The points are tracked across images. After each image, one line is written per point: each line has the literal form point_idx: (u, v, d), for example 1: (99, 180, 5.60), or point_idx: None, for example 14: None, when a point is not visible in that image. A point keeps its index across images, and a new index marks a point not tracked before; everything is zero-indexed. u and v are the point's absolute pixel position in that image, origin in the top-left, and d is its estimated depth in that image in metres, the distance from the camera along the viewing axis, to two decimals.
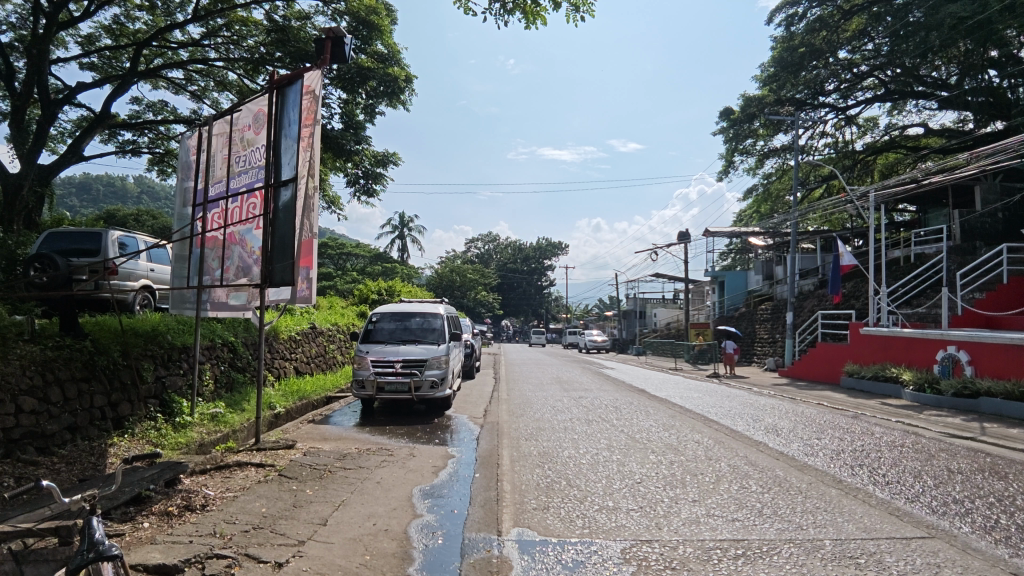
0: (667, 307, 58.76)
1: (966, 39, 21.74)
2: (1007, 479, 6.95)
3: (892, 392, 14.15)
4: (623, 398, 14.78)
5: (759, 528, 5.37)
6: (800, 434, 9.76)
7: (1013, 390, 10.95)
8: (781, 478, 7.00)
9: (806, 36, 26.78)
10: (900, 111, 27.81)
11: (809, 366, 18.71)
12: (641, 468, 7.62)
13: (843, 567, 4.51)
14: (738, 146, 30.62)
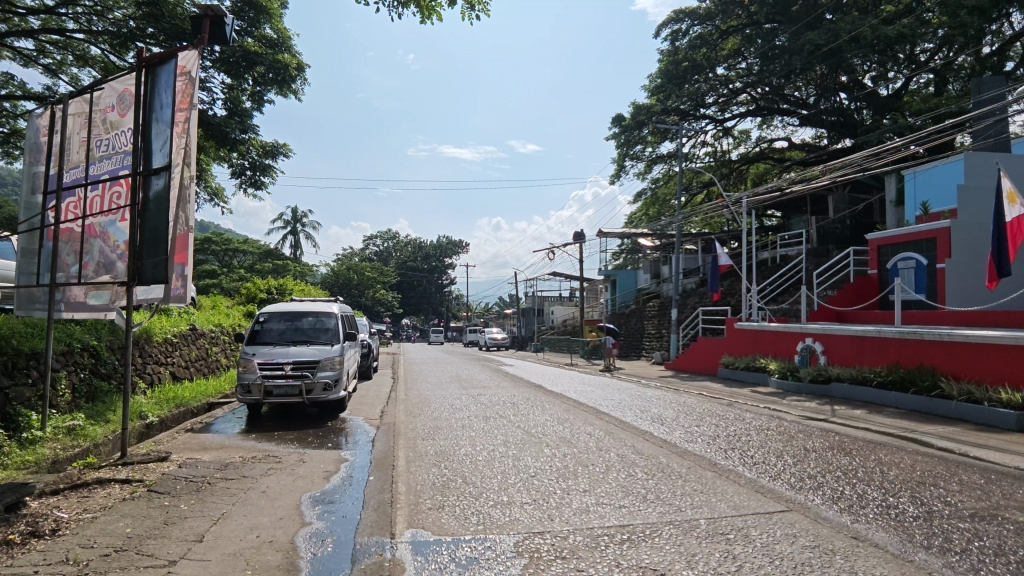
0: (564, 305, 60.65)
1: (822, 65, 24.45)
2: (851, 454, 7.90)
3: (761, 381, 15.55)
4: (520, 394, 15.05)
5: (644, 512, 5.69)
6: (681, 423, 10.46)
7: (857, 375, 12.44)
8: (664, 464, 7.48)
9: (689, 52, 28.82)
10: (768, 125, 30.69)
11: (691, 359, 20.12)
12: (535, 462, 7.80)
13: (716, 542, 4.89)
14: (629, 151, 32.24)
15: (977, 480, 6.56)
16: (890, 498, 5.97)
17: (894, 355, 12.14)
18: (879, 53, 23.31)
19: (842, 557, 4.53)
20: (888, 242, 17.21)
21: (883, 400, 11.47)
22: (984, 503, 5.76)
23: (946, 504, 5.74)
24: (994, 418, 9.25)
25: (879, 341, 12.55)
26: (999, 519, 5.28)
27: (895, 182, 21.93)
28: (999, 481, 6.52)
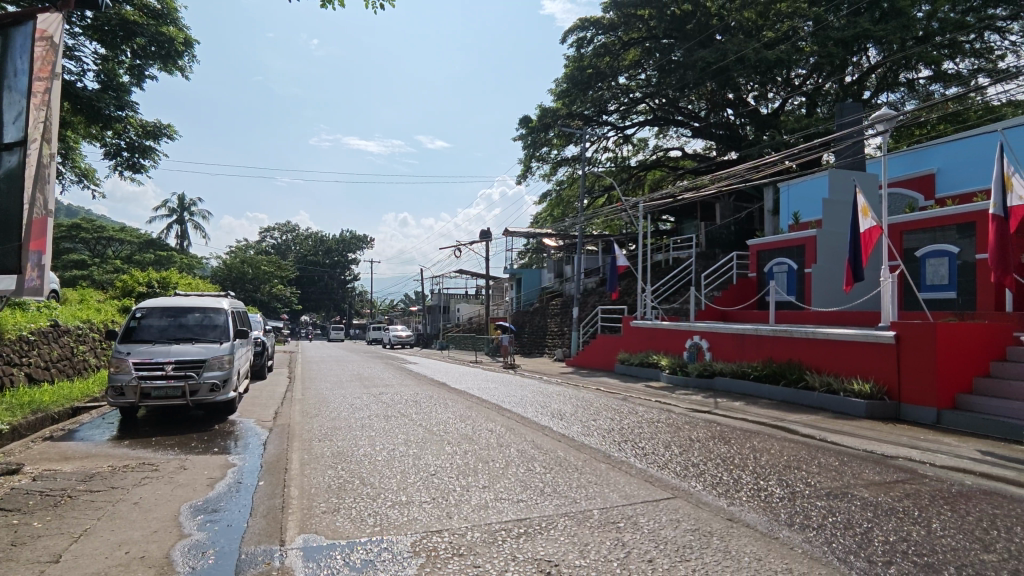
0: (470, 303, 60.70)
1: (712, 81, 26.27)
2: (729, 443, 8.56)
3: (654, 376, 16.49)
4: (423, 392, 14.89)
5: (540, 505, 5.83)
6: (579, 417, 10.83)
7: (737, 369, 13.51)
8: (562, 458, 7.71)
9: (594, 59, 29.89)
10: (664, 135, 32.51)
11: (591, 356, 20.91)
12: (435, 460, 7.75)
13: (606, 531, 5.12)
14: (536, 153, 32.93)
15: (833, 462, 7.35)
16: (761, 481, 6.54)
17: (768, 350, 13.30)
18: (761, 75, 25.47)
19: (720, 537, 4.90)
20: (766, 247, 18.79)
21: (759, 392, 12.54)
22: (838, 482, 6.47)
23: (807, 484, 6.39)
24: (849, 407, 10.41)
25: (756, 337, 13.69)
26: (849, 496, 5.96)
27: (772, 193, 24.05)
28: (850, 462, 7.35)
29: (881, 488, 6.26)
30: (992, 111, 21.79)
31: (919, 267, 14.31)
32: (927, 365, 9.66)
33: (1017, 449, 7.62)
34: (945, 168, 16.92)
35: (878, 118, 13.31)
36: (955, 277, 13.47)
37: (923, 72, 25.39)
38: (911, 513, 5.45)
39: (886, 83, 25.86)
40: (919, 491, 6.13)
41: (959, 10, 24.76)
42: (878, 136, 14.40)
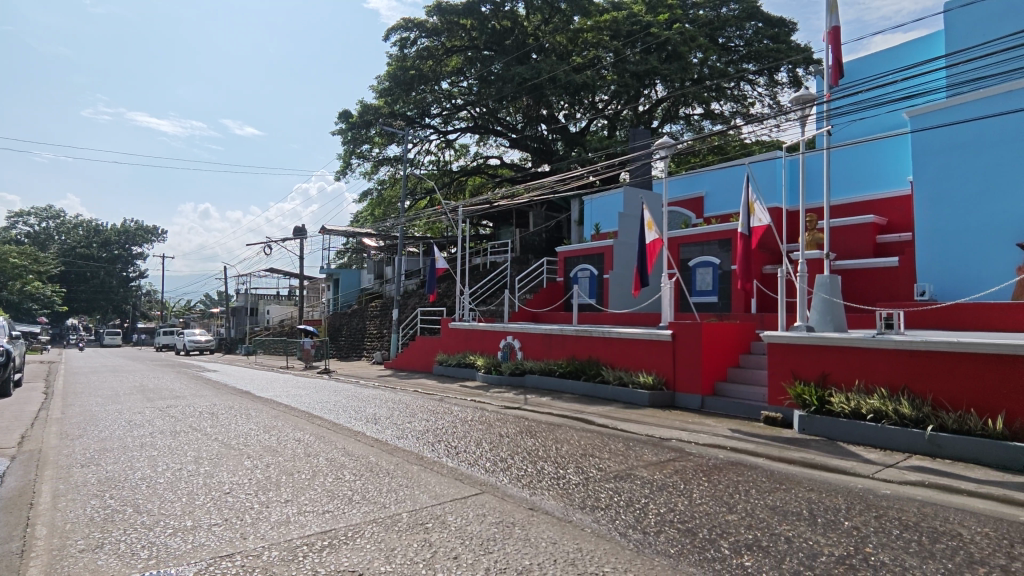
0: (281, 304, 56.33)
1: (528, 96, 27.98)
2: (536, 436, 9.15)
3: (471, 376, 16.97)
4: (222, 402, 13.45)
5: (347, 514, 5.63)
6: (394, 420, 10.68)
7: (545, 367, 14.48)
8: (373, 463, 7.55)
9: (416, 61, 29.84)
10: (484, 143, 33.68)
11: (410, 358, 20.81)
12: (231, 476, 7.05)
13: (415, 533, 5.12)
14: (356, 149, 31.95)
15: (620, 447, 8.26)
16: (560, 470, 7.09)
17: (571, 348, 14.46)
18: (570, 96, 27.72)
19: (522, 527, 5.21)
20: (572, 254, 20.48)
21: (564, 387, 13.60)
22: (624, 465, 7.29)
23: (598, 469, 7.09)
24: (636, 397, 11.78)
25: (561, 337, 14.82)
26: (631, 476, 6.74)
27: (578, 205, 26.45)
28: (634, 446, 8.32)
29: (657, 467, 7.19)
30: (745, 147, 26.41)
31: (691, 275, 16.75)
32: (695, 357, 11.35)
33: (757, 426, 9.29)
34: (711, 192, 20.06)
35: (661, 146, 15.28)
36: (717, 284, 16.04)
37: (697, 109, 29.83)
38: (678, 486, 6.35)
39: (669, 115, 29.86)
40: (686, 467, 7.17)
41: (723, 61, 29.61)
42: (661, 161, 16.53)
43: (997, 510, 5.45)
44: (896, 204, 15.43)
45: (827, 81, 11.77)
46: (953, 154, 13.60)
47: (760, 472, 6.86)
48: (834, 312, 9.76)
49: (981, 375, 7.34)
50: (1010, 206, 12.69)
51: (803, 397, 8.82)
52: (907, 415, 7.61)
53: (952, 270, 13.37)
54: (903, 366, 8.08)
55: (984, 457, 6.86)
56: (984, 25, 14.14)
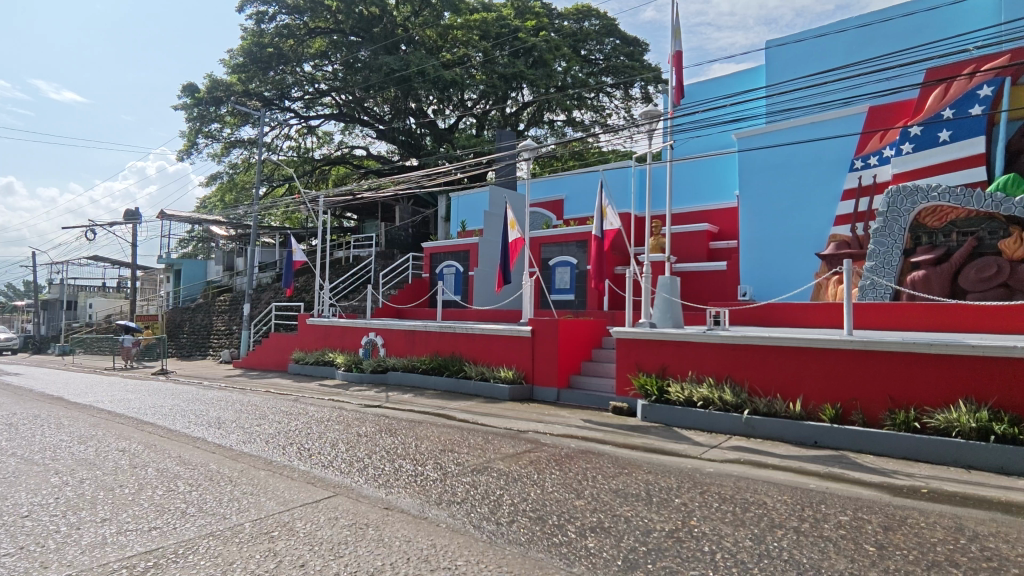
0: (109, 298, 49.54)
1: (396, 88, 27.40)
2: (396, 434, 8.99)
3: (329, 374, 16.20)
4: (25, 410, 11.50)
5: (179, 530, 5.11)
6: (241, 424, 9.87)
7: (408, 364, 14.31)
8: (213, 471, 6.92)
9: (275, 38, 27.91)
10: (349, 132, 32.34)
11: (263, 356, 19.42)
12: (31, 497, 6.05)
13: (257, 544, 4.78)
14: (203, 127, 29.16)
15: (479, 441, 8.40)
16: (419, 467, 7.04)
17: (434, 344, 14.41)
18: (439, 91, 27.58)
19: (376, 527, 5.10)
20: (438, 251, 20.45)
21: (426, 383, 13.52)
22: (482, 458, 7.43)
23: (457, 464, 7.15)
24: (496, 392, 12.07)
25: (424, 334, 14.69)
26: (488, 469, 6.90)
27: (446, 201, 26.63)
28: (493, 439, 8.50)
29: (514, 459, 7.42)
30: (602, 155, 28.11)
31: (551, 274, 17.52)
32: (552, 352, 11.89)
33: (606, 415, 9.96)
34: (570, 196, 21.13)
35: (524, 148, 15.72)
36: (574, 283, 16.93)
37: (561, 116, 31.17)
38: (532, 476, 6.61)
39: (535, 119, 30.79)
40: (540, 457, 7.49)
41: (585, 72, 31.23)
42: (524, 163, 17.02)
43: (794, 480, 6.39)
44: (725, 214, 17.39)
45: (671, 100, 12.93)
46: (771, 173, 15.65)
47: (606, 458, 7.37)
48: (672, 310, 10.75)
49: (786, 365, 8.52)
50: (812, 221, 14.87)
51: (645, 388, 9.61)
52: (729, 401, 8.62)
53: (767, 274, 15.38)
54: (726, 358, 9.13)
55: (786, 435, 7.99)
56: (795, 64, 16.44)
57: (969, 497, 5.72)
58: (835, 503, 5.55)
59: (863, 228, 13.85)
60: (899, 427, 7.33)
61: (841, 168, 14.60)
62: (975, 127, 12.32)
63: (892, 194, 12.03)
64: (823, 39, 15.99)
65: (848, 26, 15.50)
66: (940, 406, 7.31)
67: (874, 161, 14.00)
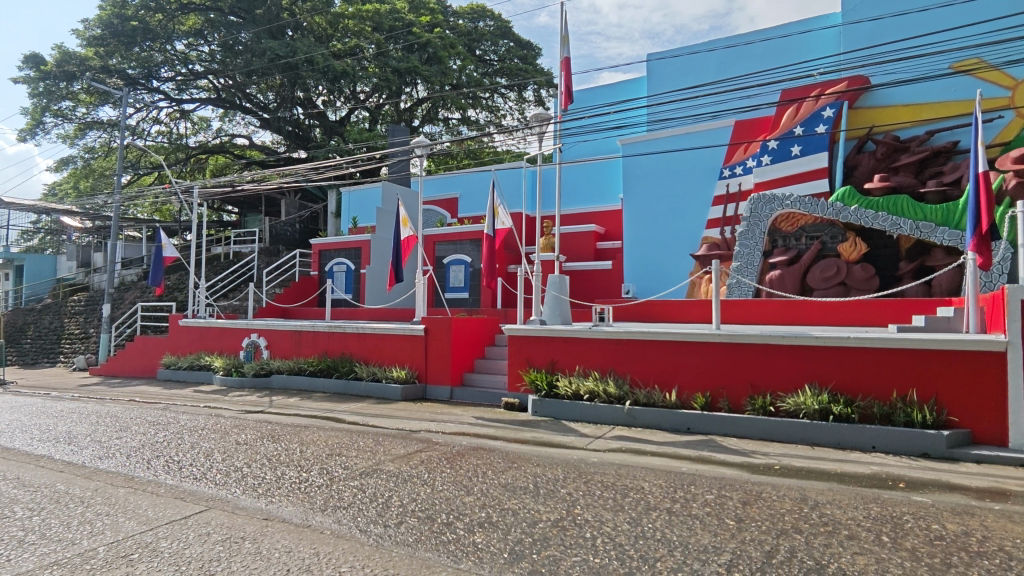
0: None
1: (282, 75, 25.99)
2: (279, 441, 8.54)
3: (205, 379, 15.01)
4: None
5: (16, 561, 4.51)
6: (97, 437, 8.87)
7: (294, 366, 13.62)
8: (60, 492, 6.17)
9: (140, 12, 25.44)
10: (229, 119, 30.13)
11: (127, 362, 17.60)
12: None
13: (113, 569, 4.33)
14: (51, 105, 25.97)
15: (369, 444, 8.19)
16: (303, 474, 6.74)
17: (323, 345, 13.82)
18: (328, 82, 26.47)
19: (253, 540, 4.80)
20: (327, 247, 19.70)
21: (314, 386, 12.96)
22: (371, 461, 7.26)
23: (343, 468, 6.92)
24: (388, 392, 11.83)
25: (312, 334, 14.05)
26: (377, 471, 6.75)
27: (336, 197, 25.54)
28: (383, 441, 8.33)
29: (404, 459, 7.31)
30: (497, 155, 28.46)
31: (445, 272, 17.50)
32: (445, 350, 11.87)
33: (498, 411, 10.14)
34: (464, 194, 21.21)
35: (417, 144, 15.50)
36: (468, 281, 17.02)
37: (456, 114, 31.14)
38: (422, 476, 6.56)
39: (429, 116, 30.46)
40: (431, 456, 7.44)
41: (479, 72, 31.47)
42: (418, 159, 16.82)
43: (668, 464, 6.88)
44: (610, 216, 18.29)
45: (560, 103, 13.38)
46: (652, 179, 16.69)
47: (496, 454, 7.49)
48: (561, 307, 11.15)
49: (663, 358, 9.13)
50: (686, 224, 16.06)
51: (536, 383, 9.90)
52: (613, 393, 9.09)
53: (648, 273, 16.38)
54: (610, 352, 9.62)
55: (663, 423, 8.58)
56: (672, 77, 17.65)
57: (812, 470, 6.48)
58: (703, 483, 6.05)
59: (730, 231, 15.10)
60: (757, 411, 8.13)
61: (712, 176, 15.88)
62: (820, 144, 13.93)
63: (754, 201, 13.31)
64: (696, 56, 17.31)
65: (718, 46, 16.88)
66: (791, 391, 8.19)
67: (740, 170, 15.29)
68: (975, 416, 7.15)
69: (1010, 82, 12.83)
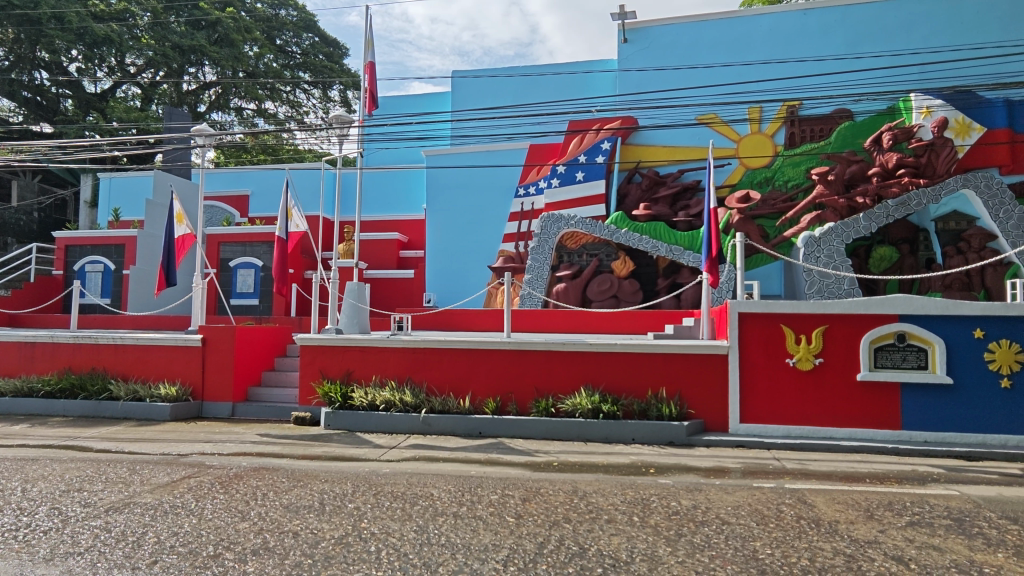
0: None
1: (18, 29, 21.31)
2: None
3: None
4: None
5: None
6: None
7: (21, 386, 11.02)
8: None
9: None
10: None
11: None
12: None
13: None
14: None
15: (121, 474, 7.00)
16: (26, 518, 5.51)
17: (65, 360, 11.49)
18: (85, 46, 22.41)
19: None
20: (76, 243, 16.57)
21: (51, 410, 10.69)
22: (123, 494, 6.23)
23: (84, 506, 5.82)
24: (152, 412, 10.27)
25: (50, 346, 11.60)
26: (131, 506, 5.81)
27: (91, 182, 21.59)
28: (142, 469, 7.21)
29: (165, 489, 6.39)
30: (297, 153, 26.78)
31: (231, 276, 15.92)
32: (226, 363, 10.72)
33: (287, 427, 9.47)
34: (257, 192, 19.67)
35: (198, 132, 13.82)
36: (258, 287, 15.69)
37: (250, 104, 28.57)
38: (188, 506, 5.81)
39: (218, 103, 27.45)
40: (202, 482, 6.65)
41: (279, 63, 29.39)
42: (198, 149, 15.04)
43: (458, 469, 7.08)
44: (413, 225, 18.49)
45: (364, 108, 13.07)
46: (455, 191, 17.27)
47: (281, 473, 6.98)
48: (359, 316, 10.84)
49: (459, 366, 9.41)
50: (485, 237, 16.95)
51: (329, 395, 9.47)
52: (409, 402, 9.10)
53: (449, 282, 16.89)
54: (407, 361, 9.63)
55: (457, 430, 8.82)
56: (474, 96, 18.49)
57: (584, 463, 7.23)
58: (488, 485, 6.36)
59: (523, 246, 16.09)
60: (541, 413, 8.80)
61: (509, 194, 16.95)
62: (599, 173, 15.71)
63: (544, 220, 14.53)
64: (497, 79, 18.37)
65: (515, 73, 18.17)
66: (569, 393, 9.02)
67: (533, 190, 16.38)
68: (708, 408, 8.63)
69: (735, 136, 15.89)
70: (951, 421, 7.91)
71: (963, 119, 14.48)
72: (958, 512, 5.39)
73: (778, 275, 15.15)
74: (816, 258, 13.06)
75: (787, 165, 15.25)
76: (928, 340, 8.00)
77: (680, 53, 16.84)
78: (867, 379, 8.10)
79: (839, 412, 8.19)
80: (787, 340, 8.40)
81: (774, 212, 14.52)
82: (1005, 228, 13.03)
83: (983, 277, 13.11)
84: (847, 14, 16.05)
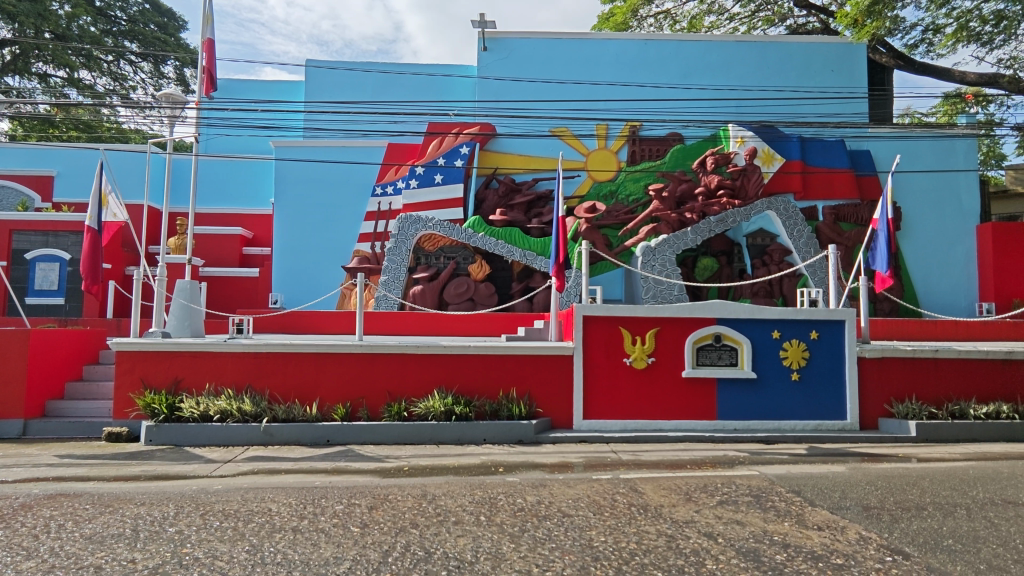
0: None
1: None
2: None
3: None
4: None
5: None
6: None
7: None
8: None
9: None
10: None
11: None
12: None
13: None
14: None
15: None
16: None
17: None
18: None
19: None
20: None
21: None
22: None
23: None
24: None
25: None
26: None
27: None
28: None
29: None
30: (120, 132, 23.63)
31: (27, 270, 13.55)
32: (15, 373, 9.06)
33: (95, 445, 8.26)
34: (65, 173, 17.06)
35: None
36: (63, 283, 13.53)
37: (59, 72, 24.64)
38: None
39: (15, 66, 23.29)
40: None
41: (98, 28, 25.72)
42: None
43: (301, 481, 6.69)
44: (259, 220, 17.22)
45: (201, 88, 11.82)
46: (306, 186, 16.34)
47: (85, 499, 6.06)
48: (191, 318, 9.80)
49: (306, 370, 8.90)
50: (338, 235, 16.24)
51: (152, 407, 8.46)
52: (248, 411, 8.40)
53: (298, 282, 15.96)
54: (246, 367, 8.89)
55: (302, 438, 8.32)
56: (329, 88, 17.67)
57: (435, 466, 7.22)
58: (333, 495, 6.08)
59: (379, 246, 15.73)
60: (393, 417, 8.63)
61: (364, 192, 16.40)
62: (457, 177, 15.81)
63: (402, 221, 14.33)
64: (354, 73, 17.72)
65: (373, 69, 17.67)
66: (421, 396, 8.93)
67: (390, 190, 16.05)
68: (555, 406, 9.06)
69: (585, 150, 16.93)
70: (755, 410, 9.12)
71: (768, 150, 16.88)
72: (757, 489, 6.22)
73: (620, 281, 16.38)
74: (653, 267, 14.37)
75: (629, 181, 16.57)
76: (738, 341, 9.16)
77: (536, 67, 17.56)
78: (690, 375, 9.06)
79: (667, 406, 9.06)
80: (625, 340, 9.10)
81: (617, 222, 15.69)
82: (798, 245, 15.53)
83: (781, 286, 15.33)
84: (680, 49, 17.89)
